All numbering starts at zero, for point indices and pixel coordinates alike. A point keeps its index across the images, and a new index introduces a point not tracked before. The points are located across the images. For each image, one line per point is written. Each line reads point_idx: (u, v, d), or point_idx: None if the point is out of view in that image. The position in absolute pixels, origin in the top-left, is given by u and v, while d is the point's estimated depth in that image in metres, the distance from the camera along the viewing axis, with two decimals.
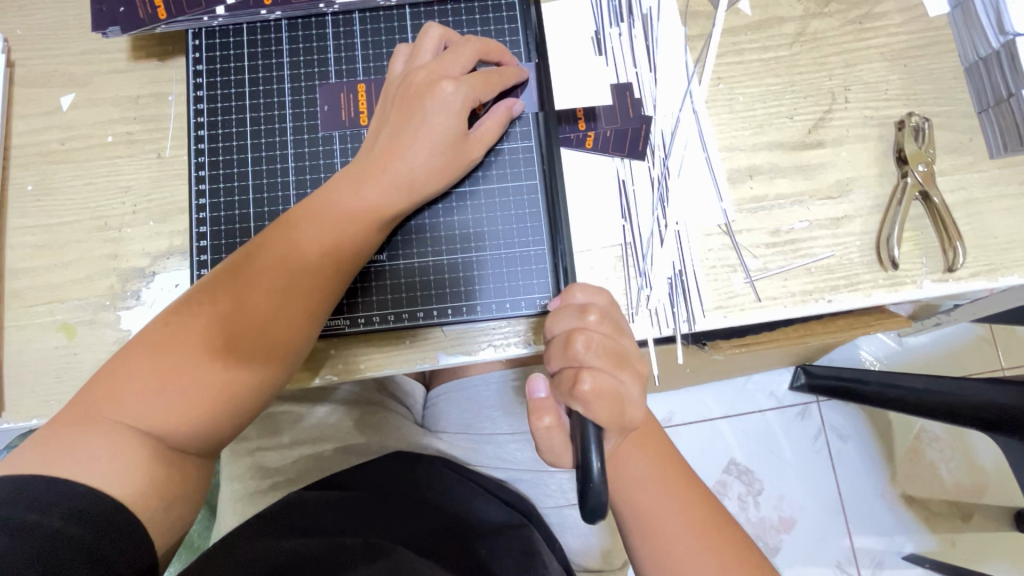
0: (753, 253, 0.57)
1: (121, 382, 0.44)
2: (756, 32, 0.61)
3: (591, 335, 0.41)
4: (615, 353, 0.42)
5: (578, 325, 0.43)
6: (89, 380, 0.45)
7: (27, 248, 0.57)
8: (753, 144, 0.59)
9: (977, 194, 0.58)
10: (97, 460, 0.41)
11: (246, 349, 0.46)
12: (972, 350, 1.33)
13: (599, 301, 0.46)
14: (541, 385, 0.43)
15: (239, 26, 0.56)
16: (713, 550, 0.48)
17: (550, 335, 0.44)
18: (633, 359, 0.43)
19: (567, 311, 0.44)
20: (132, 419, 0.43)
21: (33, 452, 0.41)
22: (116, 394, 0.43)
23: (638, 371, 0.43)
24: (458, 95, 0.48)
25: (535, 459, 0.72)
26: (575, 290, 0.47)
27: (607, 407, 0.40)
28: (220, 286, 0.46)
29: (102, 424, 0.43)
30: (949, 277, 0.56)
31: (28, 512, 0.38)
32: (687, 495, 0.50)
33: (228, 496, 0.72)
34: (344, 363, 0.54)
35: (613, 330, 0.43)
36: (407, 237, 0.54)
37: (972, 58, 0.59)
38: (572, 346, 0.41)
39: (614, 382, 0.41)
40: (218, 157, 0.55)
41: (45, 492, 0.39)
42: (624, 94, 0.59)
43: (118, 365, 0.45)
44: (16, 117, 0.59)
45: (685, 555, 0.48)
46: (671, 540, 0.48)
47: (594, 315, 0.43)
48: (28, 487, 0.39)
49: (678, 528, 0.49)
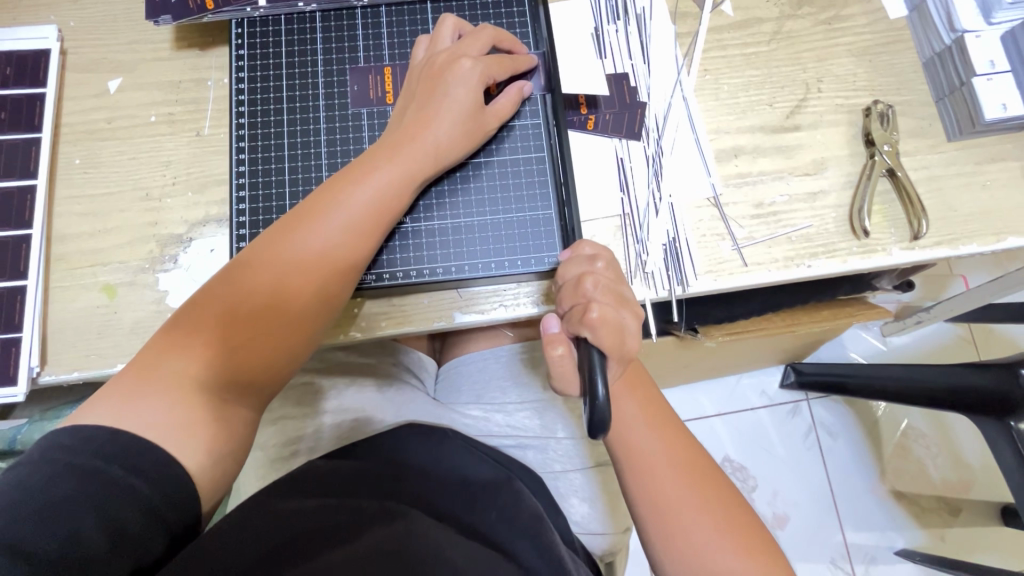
0: (740, 223, 0.63)
1: (180, 339, 0.49)
2: (737, 31, 0.68)
3: (598, 278, 0.51)
4: (618, 295, 0.51)
5: (589, 269, 0.52)
6: (148, 341, 0.49)
7: (73, 216, 0.61)
8: (737, 127, 0.66)
9: (938, 172, 0.64)
10: (158, 410, 0.46)
11: (290, 301, 0.50)
12: (951, 345, 1.39)
13: (605, 251, 0.54)
14: (554, 321, 0.52)
15: (278, 17, 0.63)
16: (694, 486, 0.54)
17: (562, 279, 0.53)
18: (632, 302, 0.52)
19: (578, 259, 0.53)
20: (192, 369, 0.48)
21: (98, 406, 0.46)
22: (176, 349, 0.48)
23: (638, 312, 0.51)
24: (476, 70, 0.55)
25: (543, 426, 0.76)
26: (583, 243, 0.55)
27: (610, 336, 0.49)
28: (264, 247, 0.51)
29: (164, 375, 0.47)
30: (915, 245, 0.63)
31: (93, 458, 0.42)
32: (672, 437, 0.56)
33: (252, 465, 0.76)
34: (368, 320, 0.59)
35: (616, 276, 0.52)
36: (428, 202, 0.60)
37: (929, 54, 0.67)
38: (583, 285, 0.50)
39: (617, 317, 0.49)
40: (256, 132, 0.61)
41: (109, 443, 0.43)
42: (621, 83, 0.66)
43: (175, 325, 0.50)
44: (66, 98, 0.64)
45: (671, 490, 0.53)
46: (658, 476, 0.54)
47: (601, 261, 0.52)
48: (92, 439, 0.43)
49: (663, 465, 0.54)
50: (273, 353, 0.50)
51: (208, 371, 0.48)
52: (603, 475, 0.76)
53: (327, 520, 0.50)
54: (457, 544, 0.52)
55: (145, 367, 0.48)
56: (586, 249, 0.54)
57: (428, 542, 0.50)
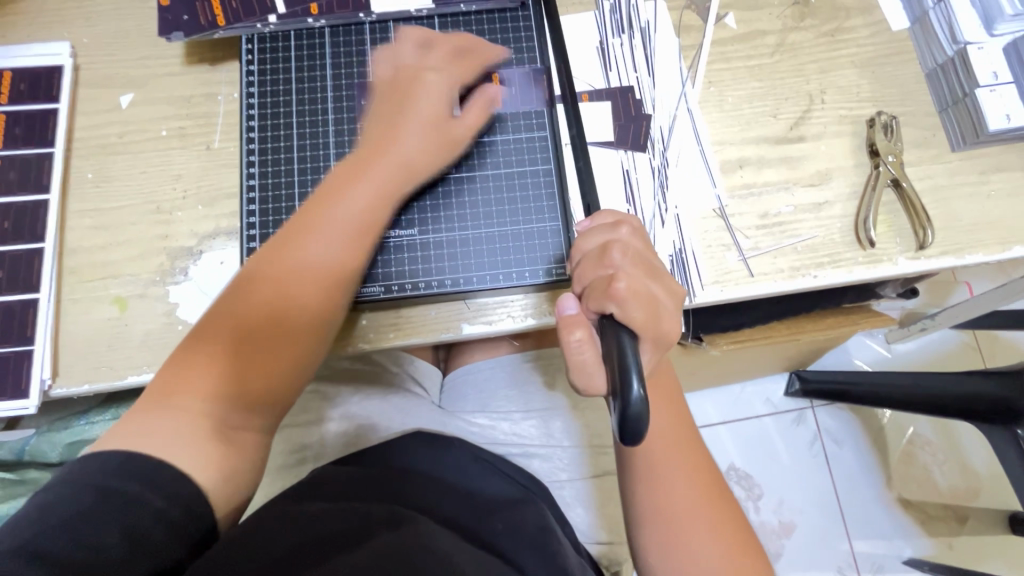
0: (746, 234, 0.63)
1: (176, 371, 0.49)
2: (741, 43, 0.69)
3: (625, 247, 0.47)
4: (647, 265, 0.47)
5: (613, 236, 0.48)
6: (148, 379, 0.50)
7: (85, 229, 0.62)
8: (742, 138, 0.66)
9: (942, 182, 0.65)
10: (168, 434, 0.46)
11: (289, 316, 0.52)
12: (956, 352, 1.39)
13: (627, 219, 0.51)
14: (572, 302, 0.47)
15: (287, 33, 0.64)
16: (709, 510, 0.53)
17: (581, 251, 0.49)
18: (663, 275, 0.48)
19: (600, 227, 0.49)
20: (200, 395, 0.48)
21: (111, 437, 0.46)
22: (172, 382, 0.49)
23: (668, 284, 0.47)
24: (443, 79, 0.58)
25: (548, 435, 0.76)
26: (602, 215, 0.52)
27: (643, 310, 0.44)
28: (257, 272, 0.52)
29: (170, 406, 0.47)
30: (920, 254, 0.63)
31: (107, 479, 0.42)
32: (694, 460, 0.55)
33: (260, 471, 0.76)
34: (376, 332, 0.60)
35: (643, 245, 0.49)
36: (436, 215, 0.60)
37: (931, 65, 0.67)
38: (609, 255, 0.47)
39: (648, 287, 0.45)
40: (266, 146, 0.61)
41: (123, 464, 0.43)
42: (626, 96, 0.67)
43: (171, 361, 0.50)
44: (79, 113, 0.65)
45: (686, 514, 0.53)
46: (676, 499, 0.53)
47: (626, 231, 0.49)
48: (106, 461, 0.43)
49: (683, 488, 0.53)
50: (280, 364, 0.51)
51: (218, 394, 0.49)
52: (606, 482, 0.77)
53: (335, 526, 0.50)
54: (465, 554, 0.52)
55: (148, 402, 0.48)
56: (605, 218, 0.51)
57: (435, 548, 0.50)
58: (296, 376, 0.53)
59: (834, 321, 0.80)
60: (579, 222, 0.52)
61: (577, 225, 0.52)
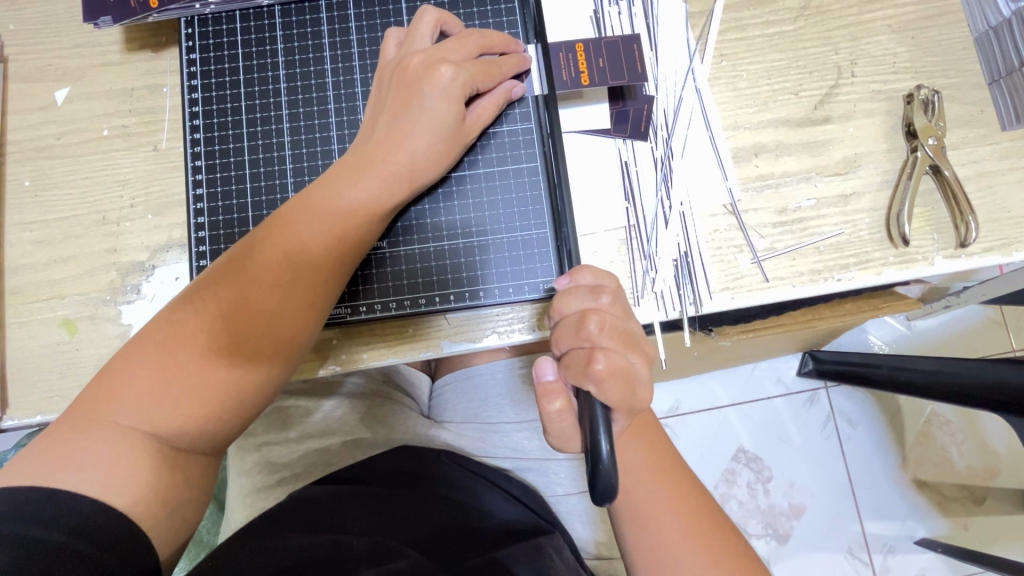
0: (761, 233, 0.56)
1: (125, 379, 0.43)
2: (759, 7, 0.59)
3: (605, 316, 0.42)
4: (625, 335, 0.43)
5: (592, 306, 0.44)
6: (87, 384, 0.44)
7: (27, 244, 0.56)
8: (757, 121, 0.58)
9: (989, 167, 0.56)
10: (104, 468, 0.41)
11: (251, 345, 0.45)
12: (984, 332, 1.30)
13: (607, 283, 0.45)
14: (548, 367, 0.43)
15: (232, 13, 0.56)
16: (701, 539, 0.48)
17: (559, 315, 0.45)
18: (641, 341, 0.44)
19: (581, 292, 0.44)
20: (136, 421, 0.43)
21: (25, 464, 0.41)
22: (118, 395, 0.43)
23: (646, 352, 0.44)
24: (457, 80, 0.48)
25: (543, 448, 0.70)
26: (584, 270, 0.46)
27: (618, 388, 0.41)
28: (225, 273, 0.46)
29: (107, 425, 0.42)
30: (961, 252, 0.55)
31: (29, 527, 0.38)
32: (673, 487, 0.50)
33: (236, 490, 0.71)
34: (347, 354, 0.54)
35: (623, 313, 0.44)
36: (408, 224, 0.54)
37: (983, 28, 0.58)
38: (585, 326, 0.42)
39: (624, 361, 0.42)
40: (214, 148, 0.55)
41: (43, 506, 0.39)
42: (631, 46, 0.56)
43: (120, 364, 0.44)
44: (11, 113, 0.58)
45: (676, 545, 0.48)
46: (661, 531, 0.48)
47: (607, 296, 0.44)
48: (26, 500, 0.39)
49: (666, 520, 0.48)
50: (239, 392, 0.45)
51: (150, 425, 0.43)
52: None
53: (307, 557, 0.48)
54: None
55: (84, 415, 0.43)
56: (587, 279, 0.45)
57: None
58: (257, 398, 0.47)
59: (847, 309, 0.66)
60: (558, 279, 0.47)
61: (557, 282, 0.46)
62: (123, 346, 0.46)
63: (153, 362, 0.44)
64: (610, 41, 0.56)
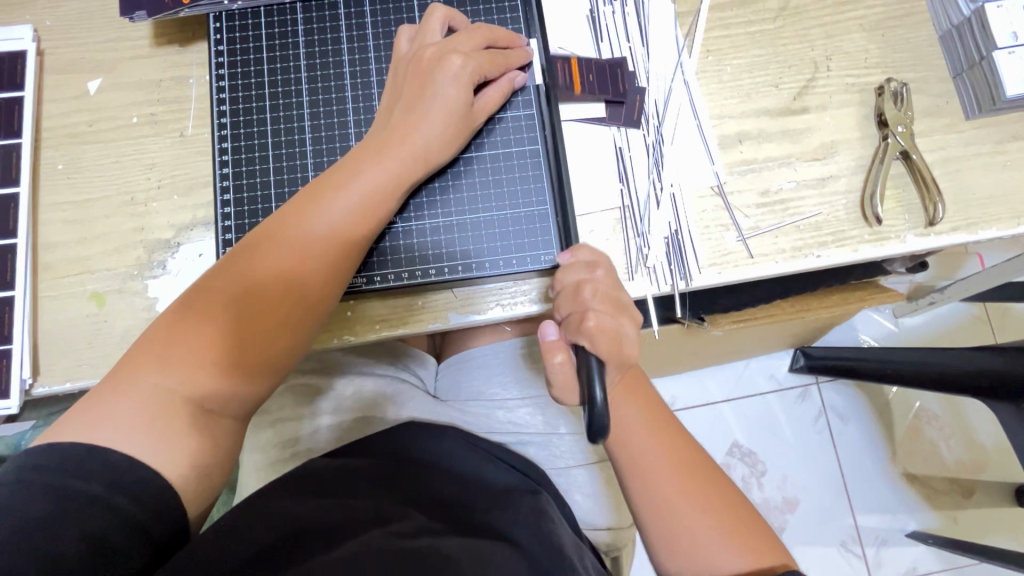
0: (745, 213, 0.60)
1: (162, 343, 0.47)
2: (741, 7, 0.64)
3: (597, 286, 0.48)
4: (617, 302, 0.48)
5: (587, 278, 0.50)
6: (128, 347, 0.48)
7: (59, 223, 0.60)
8: (741, 111, 0.62)
9: (955, 153, 0.61)
10: (140, 428, 0.44)
11: (276, 312, 0.49)
12: (967, 326, 1.35)
13: (603, 259, 0.51)
14: (551, 328, 0.48)
15: (257, 10, 0.61)
16: (695, 490, 0.51)
17: (558, 287, 0.51)
18: (633, 309, 0.49)
19: (577, 266, 0.50)
20: (170, 382, 0.46)
21: (72, 422, 0.44)
22: (155, 357, 0.46)
23: (636, 318, 0.48)
24: (466, 69, 0.53)
25: (544, 422, 0.74)
26: (582, 248, 0.52)
27: (610, 344, 0.46)
28: (253, 246, 0.50)
29: (146, 385, 0.46)
30: (930, 230, 0.60)
31: (71, 479, 0.41)
32: (669, 442, 0.53)
33: (250, 466, 0.75)
34: (362, 324, 0.58)
35: (615, 284, 0.49)
36: (420, 201, 0.58)
37: (946, 26, 0.63)
38: (581, 293, 0.48)
39: (616, 324, 0.46)
40: (239, 131, 0.59)
41: (85, 460, 0.42)
42: (617, 70, 0.62)
43: (158, 330, 0.48)
44: (45, 101, 0.62)
45: (673, 496, 0.51)
46: (659, 483, 0.52)
47: (601, 270, 0.50)
48: (69, 456, 0.42)
49: (663, 472, 0.52)
50: (269, 354, 0.49)
51: (183, 385, 0.46)
52: (603, 467, 0.75)
53: (322, 523, 0.50)
54: (466, 554, 0.50)
55: (125, 376, 0.46)
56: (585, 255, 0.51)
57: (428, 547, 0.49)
58: (285, 363, 0.51)
59: (834, 301, 0.72)
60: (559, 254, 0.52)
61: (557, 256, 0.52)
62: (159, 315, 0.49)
63: (187, 329, 0.47)
64: (600, 60, 0.62)
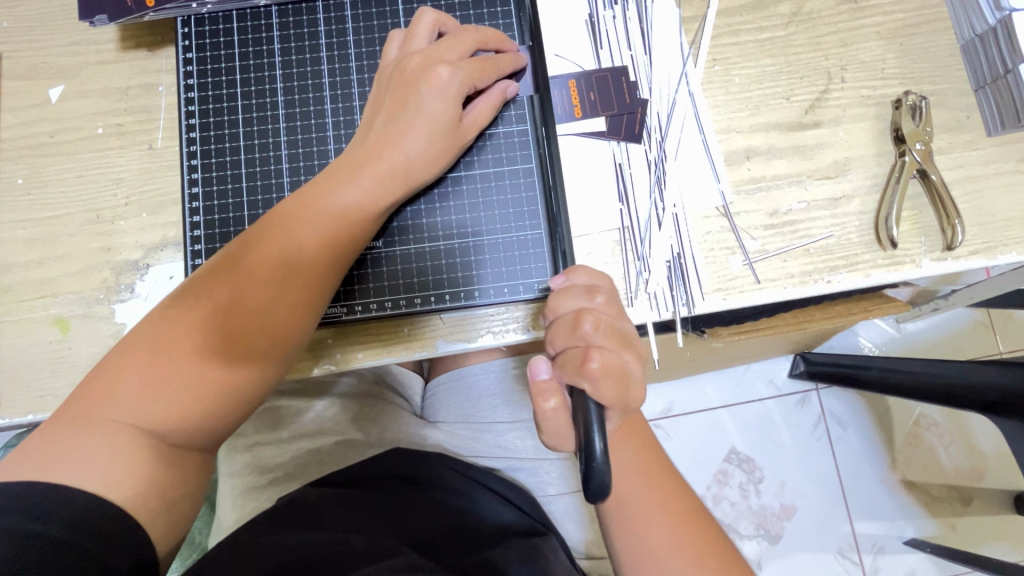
0: (752, 235, 0.57)
1: (118, 377, 0.43)
2: (751, 13, 0.60)
3: (600, 316, 0.42)
4: (620, 334, 0.43)
5: (586, 305, 0.44)
6: (82, 381, 0.44)
7: (20, 242, 0.56)
8: (749, 125, 0.59)
9: (975, 171, 0.58)
10: (101, 464, 0.41)
11: (244, 343, 0.45)
12: (971, 334, 1.32)
13: (602, 282, 0.46)
14: (543, 367, 0.43)
15: (229, 14, 0.56)
16: (687, 541, 0.48)
17: (553, 315, 0.45)
18: (636, 341, 0.44)
19: (574, 292, 0.44)
20: (128, 417, 0.42)
21: (28, 458, 0.40)
22: (111, 393, 0.43)
23: (640, 352, 0.44)
24: (455, 80, 0.49)
25: (536, 448, 0.69)
26: (576, 270, 0.46)
27: (612, 386, 0.41)
28: (220, 270, 0.46)
29: (104, 423, 0.42)
30: (947, 255, 0.56)
31: (29, 522, 0.37)
32: (664, 488, 0.50)
33: (227, 491, 0.71)
34: (342, 353, 0.54)
35: (617, 313, 0.44)
36: (403, 224, 0.54)
37: (968, 35, 0.59)
38: (581, 326, 0.42)
39: (619, 361, 0.42)
40: (210, 147, 0.55)
41: (43, 500, 0.38)
42: (620, 79, 0.58)
43: (114, 362, 0.44)
44: (4, 110, 0.58)
45: (663, 546, 0.48)
46: (648, 532, 0.49)
47: (601, 296, 0.44)
48: (25, 496, 0.38)
49: (654, 521, 0.49)
50: (238, 387, 0.46)
51: (144, 425, 0.43)
52: None
53: (304, 553, 0.47)
54: None
55: (79, 412, 0.42)
56: (580, 278, 0.45)
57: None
58: (257, 395, 0.47)
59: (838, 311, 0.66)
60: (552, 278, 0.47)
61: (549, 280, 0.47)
62: (117, 344, 0.46)
63: (146, 362, 0.43)
64: (599, 72, 0.58)
